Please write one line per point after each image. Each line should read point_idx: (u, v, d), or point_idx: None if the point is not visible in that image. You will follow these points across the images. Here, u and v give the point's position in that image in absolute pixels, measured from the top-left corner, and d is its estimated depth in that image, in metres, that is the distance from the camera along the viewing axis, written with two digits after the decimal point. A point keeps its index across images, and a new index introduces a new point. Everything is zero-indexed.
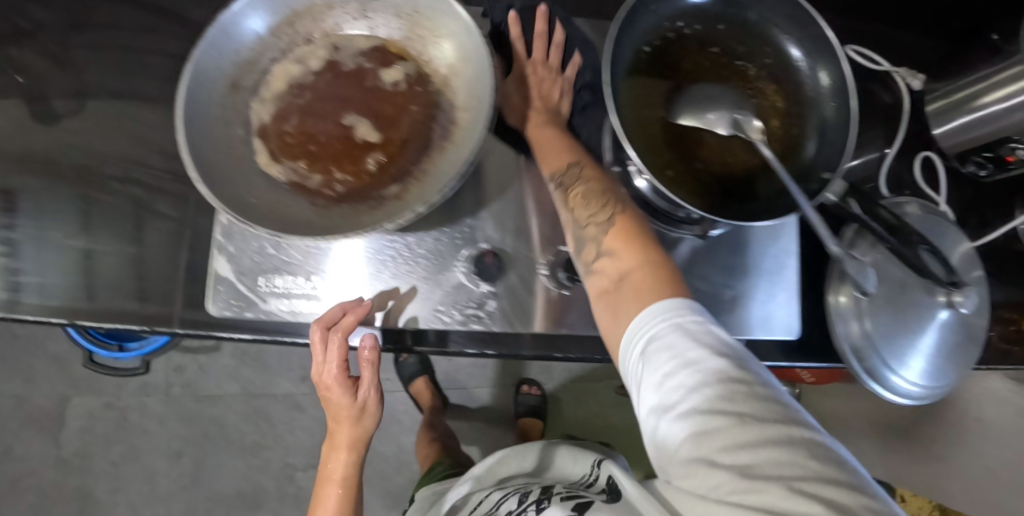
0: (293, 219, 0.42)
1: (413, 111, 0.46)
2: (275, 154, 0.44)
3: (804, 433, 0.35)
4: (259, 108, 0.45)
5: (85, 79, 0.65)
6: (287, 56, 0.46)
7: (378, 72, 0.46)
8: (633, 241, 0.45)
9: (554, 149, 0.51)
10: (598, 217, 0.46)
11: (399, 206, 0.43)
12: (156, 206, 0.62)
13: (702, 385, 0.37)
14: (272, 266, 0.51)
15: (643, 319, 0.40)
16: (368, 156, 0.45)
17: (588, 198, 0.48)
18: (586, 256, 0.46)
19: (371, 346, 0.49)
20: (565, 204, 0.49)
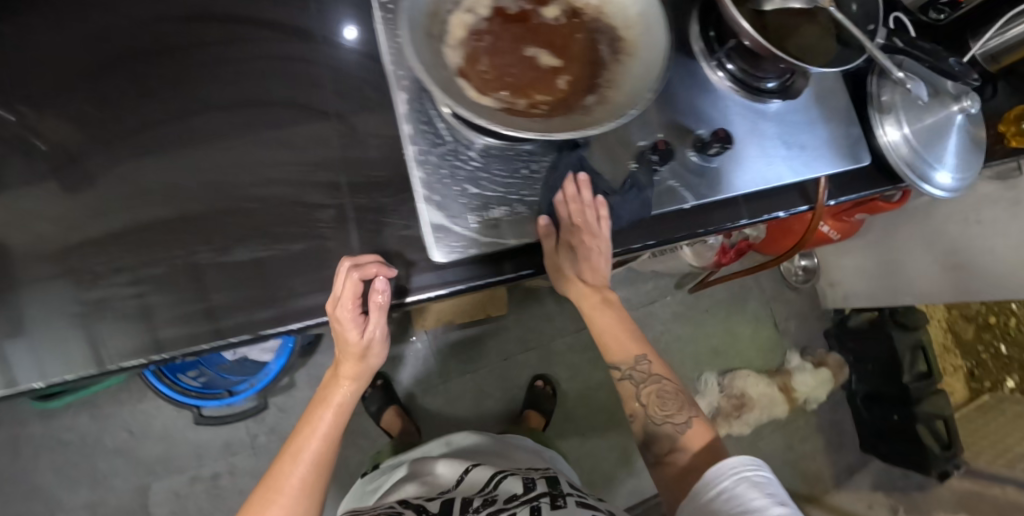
0: (529, 130, 0.46)
1: (578, 39, 0.52)
2: (484, 88, 0.48)
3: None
4: (452, 54, 0.48)
5: (179, 96, 0.64)
6: (459, 7, 0.49)
7: (540, 11, 0.52)
8: (705, 444, 0.62)
9: (619, 346, 0.67)
10: (676, 417, 0.64)
11: (606, 109, 0.49)
12: (305, 198, 0.62)
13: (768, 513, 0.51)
14: (478, 203, 0.54)
15: (720, 471, 0.56)
16: (558, 78, 0.50)
17: (662, 399, 0.65)
18: (661, 443, 0.64)
19: (383, 292, 0.57)
20: (637, 395, 0.66)
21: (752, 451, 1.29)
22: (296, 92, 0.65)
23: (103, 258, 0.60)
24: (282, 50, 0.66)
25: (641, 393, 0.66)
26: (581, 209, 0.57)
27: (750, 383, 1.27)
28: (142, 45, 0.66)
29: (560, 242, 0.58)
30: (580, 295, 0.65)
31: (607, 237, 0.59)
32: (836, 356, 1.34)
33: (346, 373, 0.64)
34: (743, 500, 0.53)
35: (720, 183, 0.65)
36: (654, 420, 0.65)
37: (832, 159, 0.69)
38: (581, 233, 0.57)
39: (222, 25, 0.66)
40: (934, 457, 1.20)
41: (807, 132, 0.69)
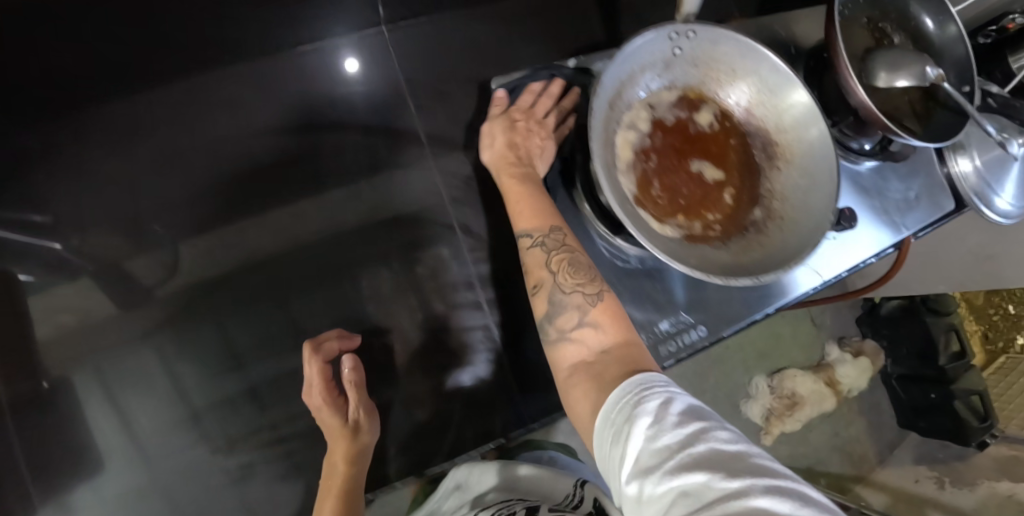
0: (719, 263, 0.45)
1: (733, 144, 0.50)
2: (663, 215, 0.47)
3: (800, 489, 0.34)
4: (627, 179, 0.46)
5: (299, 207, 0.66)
6: (624, 125, 0.47)
7: (694, 119, 0.50)
8: (617, 320, 0.49)
9: (532, 213, 0.54)
10: (585, 288, 0.51)
11: (776, 224, 0.48)
12: (433, 310, 0.66)
13: (686, 444, 0.36)
14: (645, 318, 0.55)
15: (622, 386, 0.43)
16: (723, 192, 0.49)
17: (567, 268, 0.52)
18: (563, 321, 0.50)
19: (352, 369, 0.61)
20: (544, 265, 0.52)
21: (803, 444, 1.35)
22: (403, 197, 0.67)
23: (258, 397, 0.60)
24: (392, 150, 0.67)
25: (551, 259, 0.52)
26: (541, 100, 0.60)
27: (799, 382, 1.32)
28: (249, 155, 0.65)
29: (505, 113, 0.59)
30: (497, 161, 0.57)
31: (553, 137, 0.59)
32: (871, 343, 1.42)
33: (345, 457, 0.58)
34: (658, 419, 0.38)
35: (844, 248, 0.63)
36: (563, 290, 0.51)
37: (931, 208, 0.70)
38: (529, 115, 0.59)
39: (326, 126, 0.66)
40: (972, 429, 1.27)
41: (905, 183, 0.69)
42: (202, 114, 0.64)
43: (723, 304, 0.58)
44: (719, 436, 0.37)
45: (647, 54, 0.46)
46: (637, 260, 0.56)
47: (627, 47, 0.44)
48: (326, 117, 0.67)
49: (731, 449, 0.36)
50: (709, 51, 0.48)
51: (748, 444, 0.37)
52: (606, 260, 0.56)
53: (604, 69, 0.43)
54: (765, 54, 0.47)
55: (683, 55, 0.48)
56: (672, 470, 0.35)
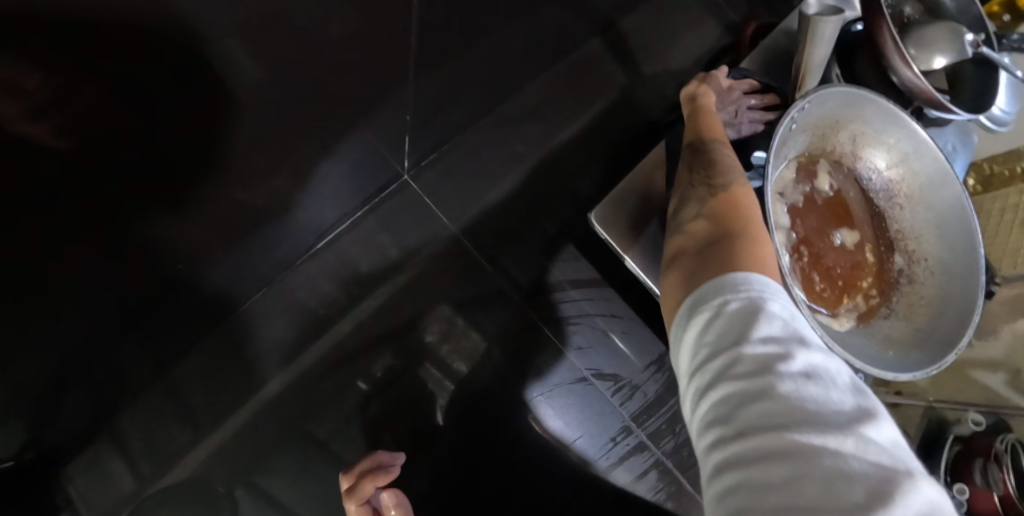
0: (904, 339, 0.43)
1: (852, 195, 0.47)
2: (835, 309, 0.43)
3: (850, 442, 0.24)
4: (799, 291, 0.42)
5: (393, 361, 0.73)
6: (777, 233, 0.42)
7: (818, 186, 0.45)
8: (744, 226, 0.37)
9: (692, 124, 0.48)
10: (716, 186, 0.41)
11: (923, 266, 0.46)
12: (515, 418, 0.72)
13: (721, 382, 0.28)
14: None
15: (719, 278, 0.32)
16: (864, 250, 0.46)
17: (699, 167, 0.43)
18: (688, 214, 0.41)
19: (394, 505, 0.59)
20: (687, 166, 0.44)
21: None
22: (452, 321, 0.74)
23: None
24: (451, 275, 0.75)
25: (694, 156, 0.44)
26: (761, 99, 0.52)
27: None
28: (322, 327, 0.72)
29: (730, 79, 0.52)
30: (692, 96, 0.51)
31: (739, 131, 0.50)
32: None
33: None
34: (698, 346, 0.30)
35: None
36: (690, 188, 0.43)
37: (965, 151, 0.70)
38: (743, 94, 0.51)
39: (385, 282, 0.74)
40: None
41: (950, 141, 0.69)
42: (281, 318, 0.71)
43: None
44: (764, 357, 0.27)
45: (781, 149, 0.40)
46: None
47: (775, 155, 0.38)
48: (382, 270, 0.74)
49: (766, 382, 0.27)
50: (819, 115, 0.42)
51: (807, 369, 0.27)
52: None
53: (772, 193, 0.36)
54: (878, 99, 0.42)
55: (801, 127, 0.42)
56: (699, 419, 0.29)
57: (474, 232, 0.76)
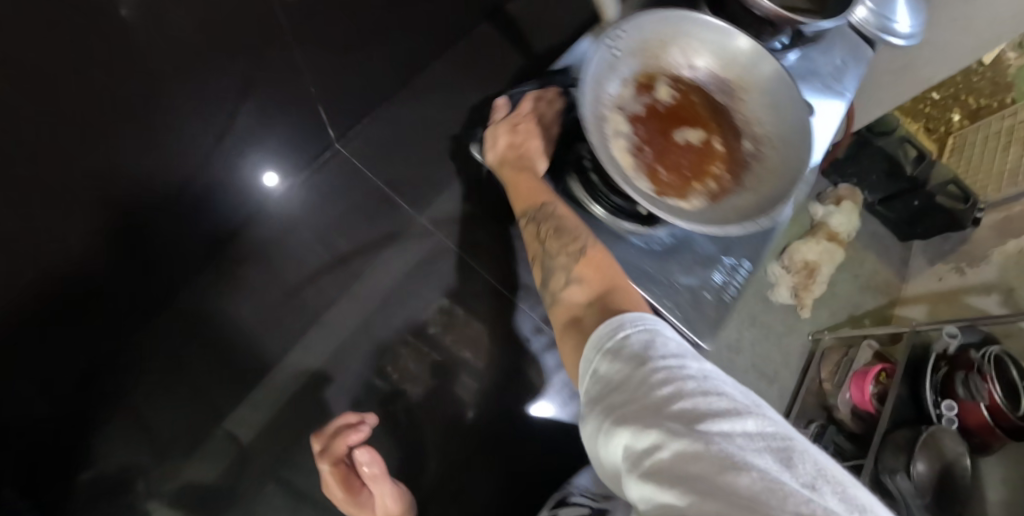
0: (750, 206, 0.50)
1: (696, 99, 0.55)
2: (683, 192, 0.51)
3: (750, 424, 0.37)
4: (641, 181, 0.50)
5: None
6: (612, 138, 0.51)
7: (658, 98, 0.54)
8: (601, 269, 0.56)
9: (526, 192, 0.63)
10: (570, 247, 0.58)
11: (767, 145, 0.53)
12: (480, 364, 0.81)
13: (659, 404, 0.40)
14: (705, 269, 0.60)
15: (606, 327, 0.49)
16: (712, 143, 0.54)
17: (553, 236, 0.59)
18: (555, 284, 0.57)
19: (367, 464, 0.82)
20: (538, 238, 0.61)
21: (835, 299, 1.46)
22: None
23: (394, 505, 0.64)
24: None
25: (542, 232, 0.60)
26: (544, 103, 0.66)
27: (806, 250, 1.39)
28: None
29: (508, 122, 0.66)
30: (497, 160, 0.66)
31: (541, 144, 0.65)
32: (846, 185, 1.49)
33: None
34: (625, 367, 0.44)
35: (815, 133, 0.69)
36: (553, 256, 0.59)
37: (859, 62, 0.76)
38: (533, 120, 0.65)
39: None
40: (962, 212, 1.39)
41: (834, 51, 0.75)
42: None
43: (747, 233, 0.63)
44: (670, 370, 0.42)
45: (594, 73, 0.50)
46: (669, 237, 0.61)
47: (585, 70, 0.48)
48: None
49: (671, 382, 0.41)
50: (636, 37, 0.52)
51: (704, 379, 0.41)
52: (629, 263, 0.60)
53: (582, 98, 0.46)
54: (681, 12, 0.52)
55: (621, 53, 0.52)
56: (641, 435, 0.40)
57: None
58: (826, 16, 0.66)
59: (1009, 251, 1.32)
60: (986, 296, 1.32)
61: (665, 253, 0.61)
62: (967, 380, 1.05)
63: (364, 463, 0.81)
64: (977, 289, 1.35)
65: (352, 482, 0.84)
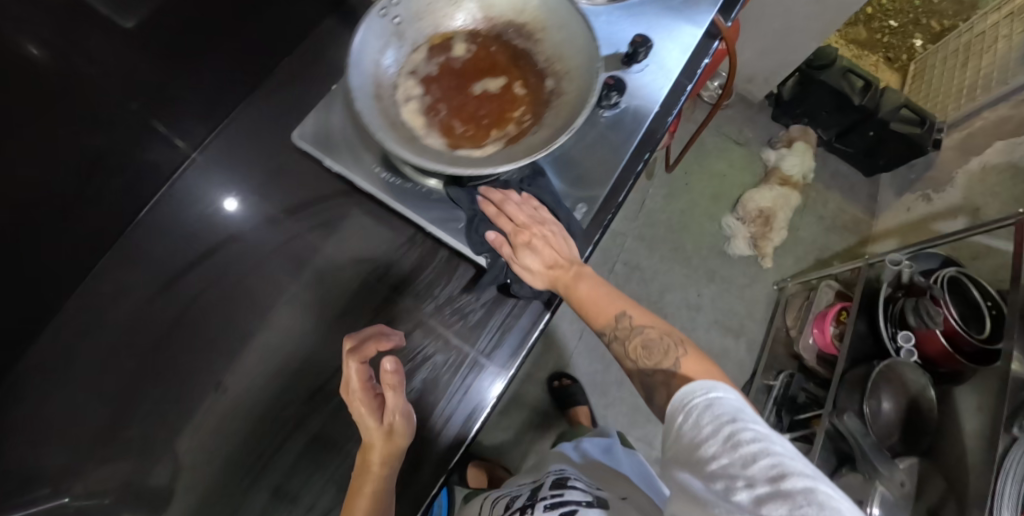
0: (541, 143, 0.50)
1: (496, 48, 0.55)
2: (478, 142, 0.51)
3: (820, 489, 0.36)
4: (432, 139, 0.51)
5: (252, 327, 0.74)
6: (402, 102, 0.52)
7: (453, 55, 0.55)
8: (707, 366, 0.49)
9: (595, 312, 0.56)
10: (665, 360, 0.51)
11: (564, 80, 0.53)
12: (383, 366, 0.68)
13: (727, 447, 0.40)
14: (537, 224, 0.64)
15: (676, 410, 0.46)
16: (513, 88, 0.54)
17: (645, 350, 0.52)
18: (667, 403, 0.50)
19: (392, 370, 0.55)
20: (631, 355, 0.53)
21: (799, 244, 1.41)
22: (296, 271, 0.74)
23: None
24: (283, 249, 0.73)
25: (631, 351, 0.53)
26: (517, 204, 0.58)
27: (759, 198, 1.36)
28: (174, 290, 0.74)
29: (512, 242, 0.58)
30: (547, 281, 0.58)
31: (552, 221, 0.59)
32: (797, 126, 1.45)
33: (376, 459, 0.56)
34: (696, 437, 0.43)
35: (665, 65, 0.67)
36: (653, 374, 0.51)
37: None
38: (530, 227, 0.57)
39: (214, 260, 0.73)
40: (920, 136, 1.33)
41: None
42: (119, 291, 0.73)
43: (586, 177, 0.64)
44: (744, 440, 0.40)
45: (373, 39, 0.51)
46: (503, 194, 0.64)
47: (354, 45, 0.49)
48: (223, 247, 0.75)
49: (750, 456, 0.39)
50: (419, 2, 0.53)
51: (777, 444, 0.39)
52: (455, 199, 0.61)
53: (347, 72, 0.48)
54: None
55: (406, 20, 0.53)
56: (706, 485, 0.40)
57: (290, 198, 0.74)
58: None
59: (973, 170, 1.25)
60: (953, 221, 1.26)
61: None
62: (924, 308, 0.97)
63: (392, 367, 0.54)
64: (945, 215, 1.28)
65: (369, 400, 0.56)
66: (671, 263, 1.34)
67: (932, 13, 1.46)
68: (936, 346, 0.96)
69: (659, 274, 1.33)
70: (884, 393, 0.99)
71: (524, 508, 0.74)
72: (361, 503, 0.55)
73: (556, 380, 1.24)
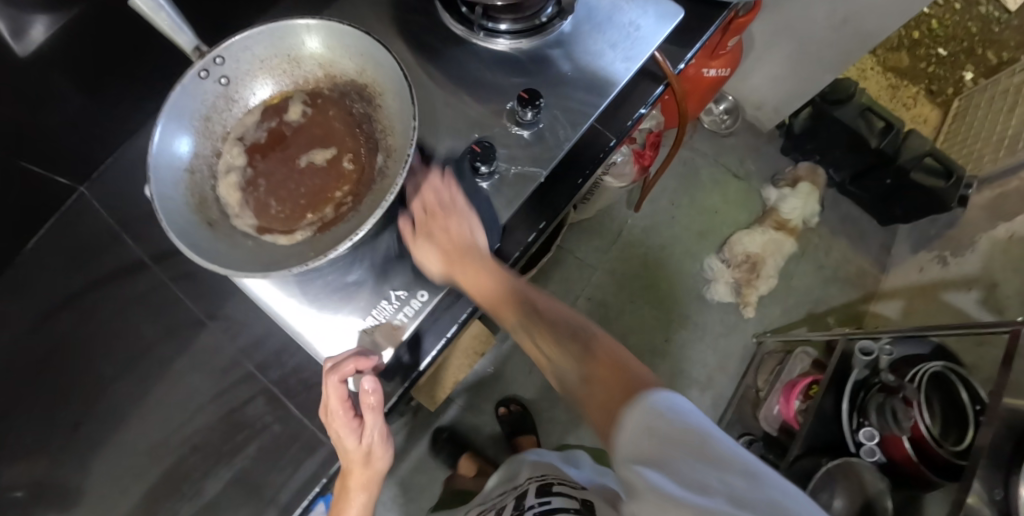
0: (345, 236, 0.45)
1: (334, 113, 0.50)
2: (288, 228, 0.47)
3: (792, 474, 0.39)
4: (242, 220, 0.47)
5: (88, 390, 0.65)
6: (218, 175, 0.48)
7: (286, 120, 0.50)
8: (619, 365, 0.45)
9: (498, 301, 0.55)
10: (573, 347, 0.50)
11: (391, 160, 0.47)
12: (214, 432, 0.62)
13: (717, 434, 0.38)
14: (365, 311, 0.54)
15: (634, 411, 0.40)
16: (342, 162, 0.49)
17: (558, 341, 0.51)
18: (568, 387, 0.50)
19: (373, 392, 0.49)
20: (537, 348, 0.53)
21: (789, 293, 1.29)
22: (139, 326, 0.65)
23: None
24: (135, 296, 0.66)
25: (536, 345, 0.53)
26: (431, 189, 0.55)
27: (748, 242, 1.26)
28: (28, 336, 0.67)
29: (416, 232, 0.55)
30: (444, 270, 0.54)
31: (469, 209, 0.55)
32: (805, 164, 1.32)
33: (356, 484, 0.54)
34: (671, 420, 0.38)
35: (562, 129, 0.60)
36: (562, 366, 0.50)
37: (657, 35, 0.65)
38: (438, 215, 0.54)
39: (78, 300, 0.66)
40: (943, 190, 1.16)
41: (628, 8, 0.66)
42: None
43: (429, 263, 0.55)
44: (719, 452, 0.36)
45: (188, 106, 0.46)
46: (333, 273, 0.55)
47: (162, 115, 0.45)
48: (75, 293, 0.67)
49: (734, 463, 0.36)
50: (251, 58, 0.48)
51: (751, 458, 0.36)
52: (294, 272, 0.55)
53: (147, 147, 0.44)
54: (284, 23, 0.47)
55: (236, 80, 0.48)
56: (720, 469, 0.36)
57: (154, 245, 0.66)
58: None
59: (998, 237, 1.08)
60: (965, 292, 1.09)
61: (326, 294, 0.54)
62: (890, 408, 0.86)
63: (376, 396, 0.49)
64: (958, 284, 1.12)
65: (350, 425, 0.51)
66: (640, 301, 1.26)
67: (992, 42, 1.31)
68: (899, 450, 0.85)
69: (625, 312, 1.25)
70: (839, 489, 0.88)
71: None
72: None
73: (502, 407, 1.18)
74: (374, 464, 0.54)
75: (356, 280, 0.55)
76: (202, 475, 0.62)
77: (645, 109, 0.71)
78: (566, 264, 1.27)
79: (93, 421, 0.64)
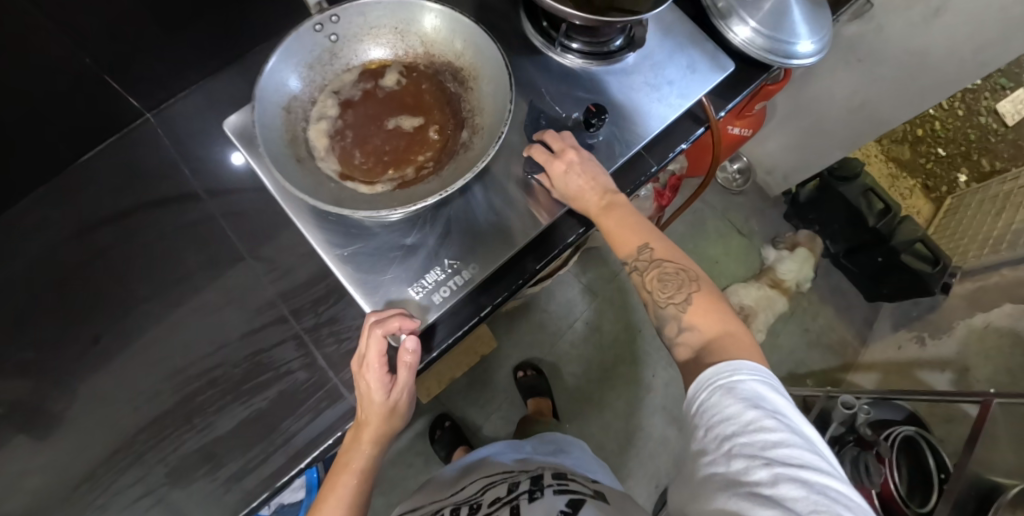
0: (424, 195, 0.49)
1: (427, 87, 0.55)
2: (369, 179, 0.50)
3: (813, 461, 0.43)
4: (327, 164, 0.51)
5: (118, 305, 0.66)
6: (312, 119, 0.52)
7: (381, 85, 0.54)
8: (712, 315, 0.53)
9: (624, 240, 0.58)
10: (676, 298, 0.55)
11: (477, 137, 0.51)
12: (234, 370, 0.63)
13: (750, 433, 0.44)
14: (416, 273, 0.57)
15: (705, 385, 0.48)
16: (427, 131, 0.53)
17: (668, 284, 0.56)
18: (668, 331, 0.55)
19: (412, 352, 0.53)
20: (644, 287, 0.57)
21: (774, 351, 1.35)
22: (180, 256, 0.67)
23: (101, 477, 0.62)
24: (181, 225, 0.68)
25: (645, 281, 0.56)
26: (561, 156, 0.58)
27: (744, 294, 1.32)
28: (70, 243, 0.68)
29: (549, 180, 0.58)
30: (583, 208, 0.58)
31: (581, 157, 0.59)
32: (804, 232, 1.40)
33: (368, 437, 0.56)
34: (718, 421, 0.46)
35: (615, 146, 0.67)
36: (661, 307, 0.55)
37: (710, 80, 0.72)
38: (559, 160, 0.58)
39: (123, 221, 0.68)
40: (930, 275, 1.24)
41: (687, 52, 0.73)
42: (44, 221, 0.69)
43: (482, 240, 0.58)
44: (765, 429, 0.44)
45: (300, 51, 0.51)
46: (391, 232, 0.58)
47: (276, 54, 0.49)
48: (122, 213, 0.68)
49: (781, 442, 0.43)
50: (364, 22, 0.53)
51: (792, 433, 0.44)
52: (353, 225, 0.58)
53: (256, 80, 0.48)
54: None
55: (344, 38, 0.53)
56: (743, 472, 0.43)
57: (210, 181, 0.69)
58: (641, 10, 0.65)
59: (975, 325, 1.16)
60: (939, 372, 1.16)
61: (382, 252, 0.57)
62: (865, 464, 0.89)
63: (413, 352, 0.53)
64: (933, 364, 1.19)
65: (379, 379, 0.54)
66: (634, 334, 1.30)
67: (985, 150, 1.49)
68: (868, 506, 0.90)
69: (618, 341, 1.29)
70: None
71: (529, 490, 0.72)
72: (350, 479, 0.56)
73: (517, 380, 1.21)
74: (391, 422, 0.56)
75: (413, 242, 0.58)
76: (213, 410, 0.62)
77: (685, 145, 0.77)
78: (570, 286, 1.30)
79: (117, 338, 0.65)
